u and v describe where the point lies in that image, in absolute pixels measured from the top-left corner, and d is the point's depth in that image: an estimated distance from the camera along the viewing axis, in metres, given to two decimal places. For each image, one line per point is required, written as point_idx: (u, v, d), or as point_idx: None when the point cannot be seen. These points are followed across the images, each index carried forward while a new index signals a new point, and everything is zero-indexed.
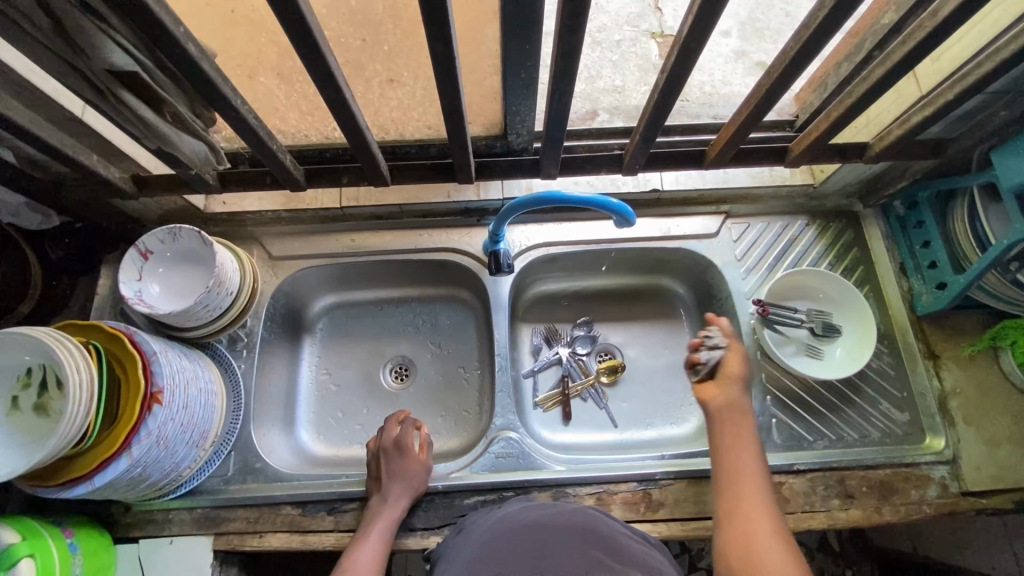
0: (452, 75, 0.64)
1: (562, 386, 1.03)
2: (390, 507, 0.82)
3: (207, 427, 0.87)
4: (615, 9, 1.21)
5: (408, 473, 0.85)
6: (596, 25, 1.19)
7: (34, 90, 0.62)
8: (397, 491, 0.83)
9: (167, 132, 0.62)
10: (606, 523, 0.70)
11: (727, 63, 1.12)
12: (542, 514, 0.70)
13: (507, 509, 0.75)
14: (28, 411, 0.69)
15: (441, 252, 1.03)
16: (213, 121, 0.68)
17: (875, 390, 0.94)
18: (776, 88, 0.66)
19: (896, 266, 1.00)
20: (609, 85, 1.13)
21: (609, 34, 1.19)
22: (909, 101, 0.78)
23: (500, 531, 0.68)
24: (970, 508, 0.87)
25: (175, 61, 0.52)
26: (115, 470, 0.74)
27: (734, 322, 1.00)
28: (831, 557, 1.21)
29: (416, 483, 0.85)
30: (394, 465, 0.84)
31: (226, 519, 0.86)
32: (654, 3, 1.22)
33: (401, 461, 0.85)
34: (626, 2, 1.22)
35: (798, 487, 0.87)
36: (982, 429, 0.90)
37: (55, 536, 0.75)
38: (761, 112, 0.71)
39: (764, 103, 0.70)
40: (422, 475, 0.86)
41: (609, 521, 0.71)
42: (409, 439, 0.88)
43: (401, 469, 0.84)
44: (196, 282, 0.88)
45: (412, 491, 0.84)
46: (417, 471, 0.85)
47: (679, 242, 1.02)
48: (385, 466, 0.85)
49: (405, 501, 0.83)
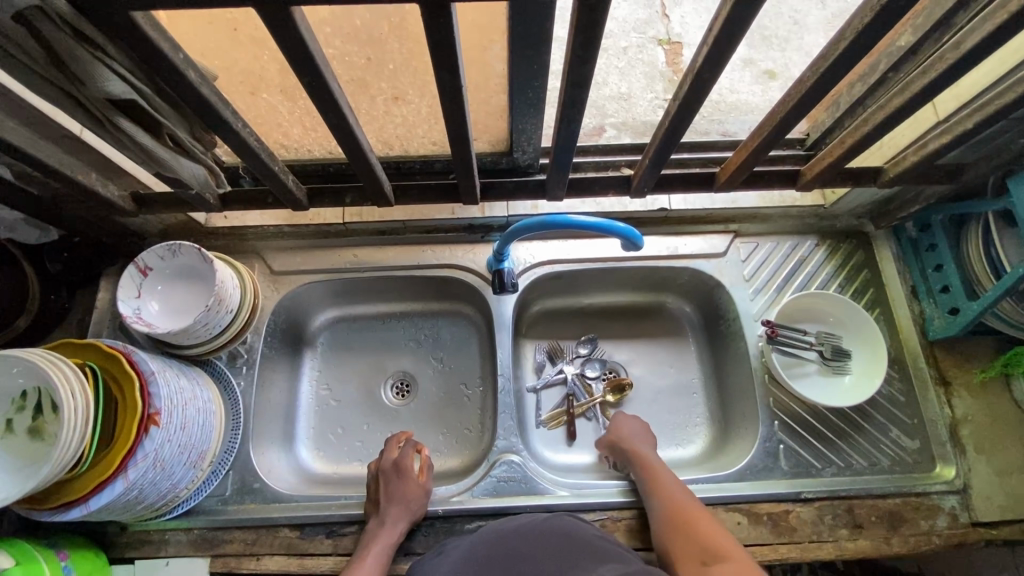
0: (458, 101, 0.63)
1: (567, 405, 1.02)
2: (387, 532, 0.80)
3: (205, 447, 0.85)
4: (622, 15, 1.19)
5: (407, 496, 0.83)
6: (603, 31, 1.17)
7: (32, 112, 0.61)
8: (394, 514, 0.81)
9: (166, 156, 0.60)
10: (577, 528, 0.74)
11: (736, 73, 1.10)
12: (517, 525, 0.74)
13: (509, 524, 0.75)
14: (23, 435, 0.68)
15: (444, 268, 1.01)
16: (214, 142, 0.67)
17: (885, 417, 0.92)
18: (791, 114, 0.65)
19: (908, 288, 0.98)
20: (614, 92, 1.11)
21: (615, 41, 1.17)
22: (924, 126, 0.76)
23: (487, 547, 0.71)
24: (979, 538, 0.85)
25: (176, 89, 0.51)
26: (111, 493, 0.73)
27: (741, 343, 0.98)
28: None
29: (416, 506, 0.83)
30: (394, 488, 0.83)
31: (223, 541, 0.85)
32: (662, 10, 1.19)
33: (400, 484, 0.84)
34: (634, 7, 1.20)
35: (805, 516, 0.86)
36: (993, 458, 0.89)
37: (49, 559, 0.74)
38: (774, 138, 0.70)
39: (777, 130, 0.68)
40: (422, 500, 0.84)
41: (580, 526, 0.75)
42: (409, 462, 0.86)
43: (401, 492, 0.83)
44: (195, 300, 0.87)
45: (411, 515, 0.83)
46: (420, 492, 0.84)
47: (687, 261, 1.01)
48: (385, 489, 0.83)
49: (401, 525, 0.81)
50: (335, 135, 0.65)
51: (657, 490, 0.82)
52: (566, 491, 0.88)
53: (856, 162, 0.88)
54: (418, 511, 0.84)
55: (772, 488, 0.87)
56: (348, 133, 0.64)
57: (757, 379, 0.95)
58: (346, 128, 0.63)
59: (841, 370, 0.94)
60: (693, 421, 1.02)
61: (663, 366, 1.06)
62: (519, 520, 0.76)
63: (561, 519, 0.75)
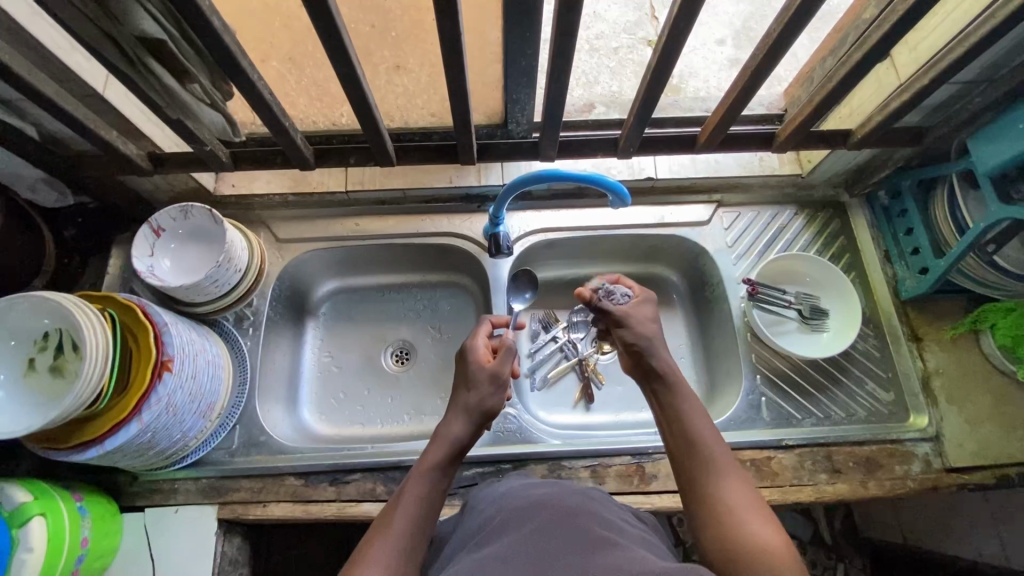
0: (458, 54, 0.68)
1: (580, 361, 1.07)
2: (446, 431, 0.74)
3: (215, 399, 0.89)
4: (613, 17, 1.26)
5: (478, 386, 0.78)
6: (595, 33, 1.24)
7: (60, 63, 0.66)
8: (452, 414, 0.77)
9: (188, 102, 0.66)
10: (608, 505, 0.66)
11: (722, 70, 1.17)
12: (540, 493, 0.66)
13: (511, 484, 0.73)
14: (44, 373, 0.72)
15: (442, 237, 1.06)
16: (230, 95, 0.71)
17: (861, 371, 0.97)
18: (762, 69, 0.71)
19: (881, 253, 1.03)
20: (606, 91, 1.16)
21: (607, 42, 1.24)
22: (889, 89, 0.82)
23: (497, 511, 0.65)
24: (953, 483, 0.90)
25: (200, 32, 0.56)
26: (126, 434, 0.76)
27: (724, 306, 1.03)
28: (823, 550, 1.34)
29: (484, 403, 0.77)
30: (467, 375, 0.80)
31: (231, 489, 0.88)
32: (650, 12, 1.27)
33: (476, 369, 0.79)
34: (624, 11, 1.27)
35: (787, 462, 0.90)
36: (963, 408, 0.93)
37: (65, 498, 0.77)
38: (749, 93, 0.76)
39: (749, 86, 0.74)
40: (494, 396, 0.78)
41: (610, 504, 0.67)
42: (475, 346, 0.83)
43: (477, 380, 0.79)
44: (205, 259, 0.91)
45: (476, 413, 0.76)
46: (494, 382, 0.78)
47: (673, 229, 1.06)
48: (458, 380, 0.81)
49: (467, 421, 0.75)
50: (344, 86, 0.70)
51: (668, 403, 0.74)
52: (558, 441, 0.93)
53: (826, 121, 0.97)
54: (489, 406, 0.77)
55: (754, 437, 0.92)
56: (356, 85, 0.69)
57: (739, 338, 1.00)
58: (355, 81, 0.68)
59: (819, 327, 0.99)
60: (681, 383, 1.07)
61: None
62: (523, 483, 0.74)
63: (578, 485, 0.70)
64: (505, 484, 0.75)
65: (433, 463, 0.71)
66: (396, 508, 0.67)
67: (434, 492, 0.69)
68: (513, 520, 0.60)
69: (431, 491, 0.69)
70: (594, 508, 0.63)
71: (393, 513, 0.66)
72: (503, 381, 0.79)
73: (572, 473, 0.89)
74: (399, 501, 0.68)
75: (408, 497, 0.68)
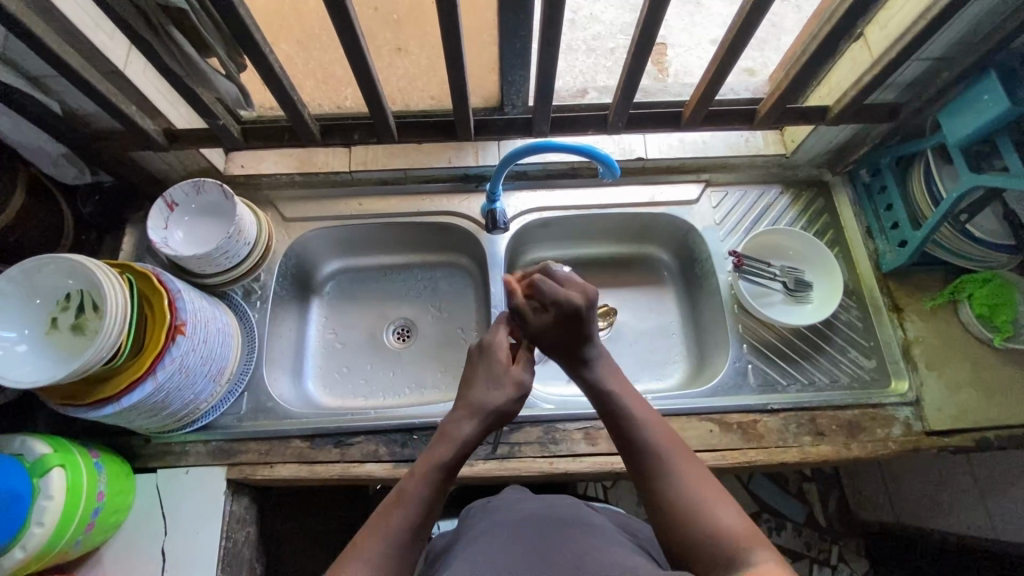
0: (454, 30, 0.73)
1: None
2: (455, 430, 0.74)
3: (224, 364, 0.93)
4: (609, 18, 1.27)
5: (494, 384, 0.78)
6: (591, 33, 1.26)
7: (86, 39, 0.72)
8: (464, 411, 0.76)
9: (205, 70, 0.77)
10: (590, 513, 0.79)
11: None
12: (532, 505, 0.79)
13: (506, 498, 0.84)
14: (67, 330, 0.76)
15: (441, 215, 1.10)
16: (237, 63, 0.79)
17: (844, 339, 1.01)
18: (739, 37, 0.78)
19: (864, 229, 1.07)
20: (602, 86, 1.18)
21: (603, 42, 1.25)
22: (863, 66, 0.88)
23: (494, 518, 0.78)
24: (933, 445, 0.93)
25: (216, 2, 0.62)
26: (141, 393, 0.79)
27: (712, 280, 1.08)
28: (818, 532, 1.37)
29: (498, 405, 0.77)
30: (492, 370, 0.79)
31: (239, 451, 0.92)
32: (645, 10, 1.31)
33: (494, 366, 0.80)
34: (620, 11, 1.28)
35: (772, 425, 0.94)
36: (943, 374, 0.96)
37: (83, 453, 0.81)
38: (730, 59, 0.82)
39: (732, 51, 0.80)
40: (509, 397, 0.77)
41: (593, 513, 0.80)
42: (496, 340, 0.83)
43: (494, 378, 0.78)
44: (216, 233, 0.96)
45: (487, 413, 0.76)
46: (511, 382, 0.78)
47: (664, 208, 1.11)
48: (476, 375, 0.80)
49: (476, 420, 0.75)
50: (349, 59, 0.75)
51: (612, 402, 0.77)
52: (552, 406, 0.96)
53: (808, 98, 1.02)
54: (503, 409, 0.77)
55: (740, 402, 0.96)
56: (360, 57, 0.74)
57: (727, 308, 1.04)
58: (359, 52, 0.73)
59: (803, 299, 1.04)
60: (672, 357, 1.11)
61: (644, 310, 1.16)
62: (515, 496, 0.84)
63: (560, 498, 0.83)
64: (498, 500, 0.84)
65: (438, 461, 0.71)
66: (395, 508, 0.67)
67: (437, 492, 0.69)
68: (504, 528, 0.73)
69: (432, 492, 0.69)
70: (576, 515, 0.76)
71: (393, 513, 0.66)
72: (518, 387, 0.79)
73: (566, 434, 0.93)
74: (400, 500, 0.67)
75: (410, 495, 0.68)
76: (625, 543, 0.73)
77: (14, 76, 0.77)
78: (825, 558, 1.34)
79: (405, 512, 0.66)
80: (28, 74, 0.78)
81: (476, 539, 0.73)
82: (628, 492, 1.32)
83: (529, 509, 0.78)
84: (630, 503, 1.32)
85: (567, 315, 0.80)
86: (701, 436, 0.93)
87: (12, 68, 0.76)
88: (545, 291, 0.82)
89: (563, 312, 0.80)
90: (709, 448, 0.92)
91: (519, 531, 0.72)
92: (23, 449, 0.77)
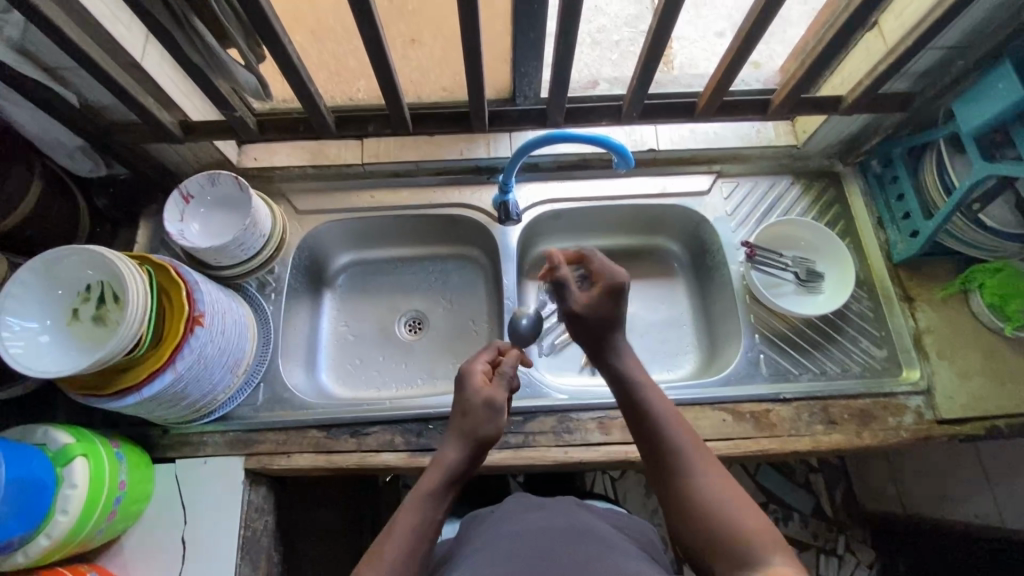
0: (472, 22, 0.73)
1: None
2: (440, 457, 0.75)
3: (241, 355, 0.93)
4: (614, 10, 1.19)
5: (473, 410, 0.77)
6: (595, 27, 1.19)
7: (105, 31, 0.73)
8: (449, 438, 0.77)
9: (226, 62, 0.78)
10: (594, 524, 0.78)
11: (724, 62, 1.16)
12: (535, 519, 0.77)
13: (509, 506, 0.83)
14: (88, 321, 0.77)
15: (454, 208, 1.11)
16: (257, 50, 0.82)
17: (855, 329, 1.02)
18: (755, 27, 0.78)
19: (875, 219, 1.08)
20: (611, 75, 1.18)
21: (608, 35, 1.19)
22: (877, 56, 0.88)
23: (496, 534, 0.75)
24: (944, 433, 0.93)
25: None
26: (161, 382, 0.79)
27: (724, 270, 1.08)
28: (825, 523, 1.37)
29: (478, 428, 0.76)
30: (490, 400, 0.77)
31: (256, 441, 0.93)
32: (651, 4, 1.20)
33: (471, 390, 0.79)
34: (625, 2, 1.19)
35: (785, 414, 0.95)
36: (954, 364, 0.97)
37: (105, 444, 0.82)
38: (744, 52, 0.83)
39: (745, 45, 0.82)
40: (490, 422, 0.76)
41: (598, 524, 0.79)
42: (473, 368, 0.81)
43: (472, 403, 0.77)
44: (232, 225, 0.97)
45: (470, 439, 0.76)
46: (490, 407, 0.77)
47: (675, 199, 1.11)
48: (457, 402, 0.80)
49: (459, 447, 0.75)
50: (367, 49, 0.75)
51: (640, 406, 0.75)
52: (564, 395, 0.97)
53: (819, 88, 1.03)
54: (484, 433, 0.76)
55: (753, 391, 0.97)
56: (378, 48, 0.75)
57: (739, 299, 1.05)
58: (377, 42, 0.74)
59: (815, 289, 1.04)
60: (683, 348, 1.11)
61: (655, 302, 1.16)
62: (519, 506, 0.82)
63: (564, 500, 0.85)
64: (500, 510, 0.83)
65: (429, 489, 0.72)
66: (391, 533, 0.68)
67: (428, 520, 0.70)
68: (512, 546, 0.71)
69: (427, 518, 0.70)
70: (581, 531, 0.75)
71: (389, 539, 0.67)
72: (496, 408, 0.78)
73: (580, 423, 0.93)
74: (395, 525, 0.69)
75: (403, 523, 0.68)
76: (628, 551, 0.73)
77: (34, 68, 0.78)
78: (831, 548, 1.34)
79: (397, 542, 0.67)
80: (47, 67, 0.79)
81: (479, 553, 0.71)
82: (635, 485, 1.33)
83: (534, 523, 0.77)
84: (639, 495, 1.33)
85: (613, 289, 0.82)
86: (715, 425, 0.94)
87: (31, 60, 0.77)
88: (593, 260, 0.85)
89: (606, 284, 0.82)
90: (722, 437, 0.93)
91: (528, 550, 0.70)
92: (45, 439, 0.78)
